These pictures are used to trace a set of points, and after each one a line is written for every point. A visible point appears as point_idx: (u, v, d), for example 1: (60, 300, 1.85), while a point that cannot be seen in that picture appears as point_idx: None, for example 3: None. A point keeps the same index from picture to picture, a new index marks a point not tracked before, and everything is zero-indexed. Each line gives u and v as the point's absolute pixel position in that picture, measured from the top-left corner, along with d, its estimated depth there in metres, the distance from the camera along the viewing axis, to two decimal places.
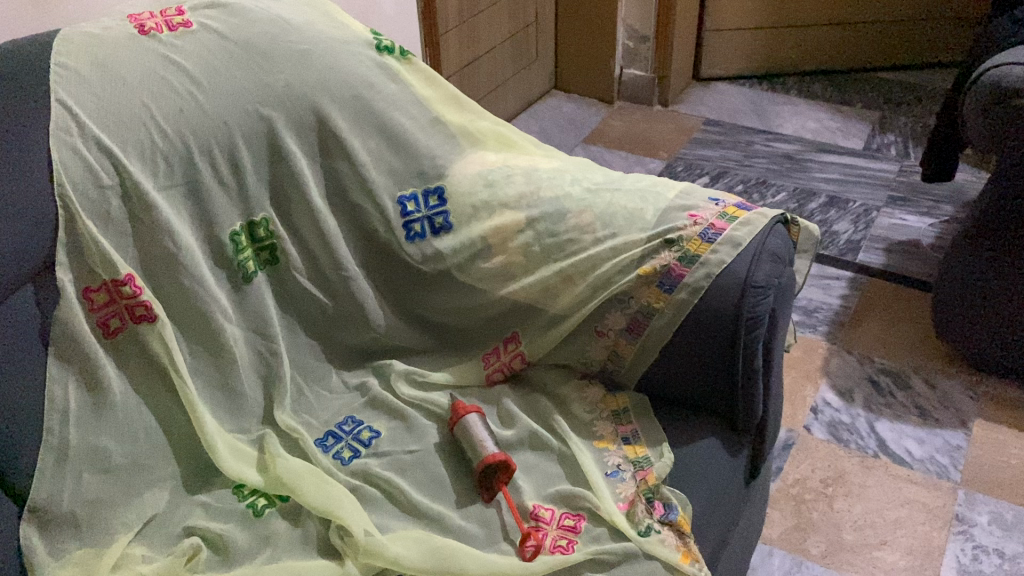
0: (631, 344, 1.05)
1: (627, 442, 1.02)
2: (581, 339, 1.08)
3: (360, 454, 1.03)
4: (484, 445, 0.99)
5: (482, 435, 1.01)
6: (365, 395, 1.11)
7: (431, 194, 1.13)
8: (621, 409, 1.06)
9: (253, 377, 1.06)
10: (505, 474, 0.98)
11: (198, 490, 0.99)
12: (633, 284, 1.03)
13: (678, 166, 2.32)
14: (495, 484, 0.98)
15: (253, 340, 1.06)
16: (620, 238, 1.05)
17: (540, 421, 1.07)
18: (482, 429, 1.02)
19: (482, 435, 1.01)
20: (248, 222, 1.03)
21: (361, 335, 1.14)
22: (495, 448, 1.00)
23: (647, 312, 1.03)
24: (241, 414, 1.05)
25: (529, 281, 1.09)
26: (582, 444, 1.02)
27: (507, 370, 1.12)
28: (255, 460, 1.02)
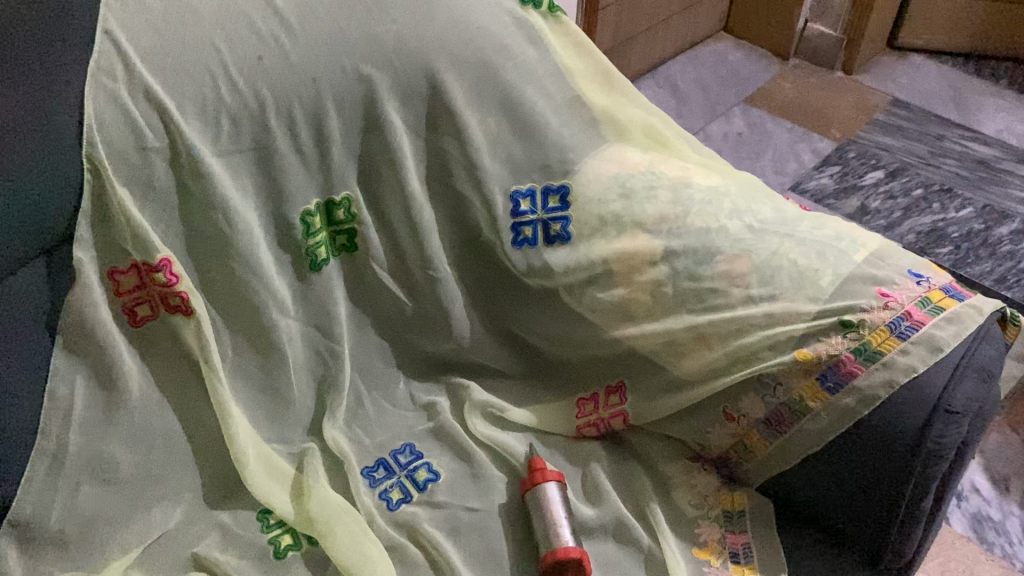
0: (767, 440, 0.83)
1: (734, 561, 0.83)
2: (704, 415, 0.86)
3: (410, 499, 0.87)
4: (559, 530, 0.81)
5: (558, 514, 0.82)
6: (432, 419, 0.93)
7: (552, 192, 0.91)
8: (737, 510, 0.86)
9: (306, 379, 0.90)
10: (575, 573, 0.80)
11: (220, 506, 0.84)
12: (786, 368, 0.81)
13: (849, 152, 2.00)
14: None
15: (313, 337, 0.88)
16: (781, 304, 0.82)
17: (632, 505, 0.87)
18: (560, 505, 0.83)
19: (557, 513, 0.82)
20: (326, 200, 0.84)
21: (440, 344, 0.95)
22: (572, 536, 0.81)
23: (797, 408, 0.81)
24: (285, 421, 0.88)
25: (653, 329, 0.87)
26: (677, 550, 0.83)
27: (602, 428, 0.92)
28: (291, 480, 0.86)
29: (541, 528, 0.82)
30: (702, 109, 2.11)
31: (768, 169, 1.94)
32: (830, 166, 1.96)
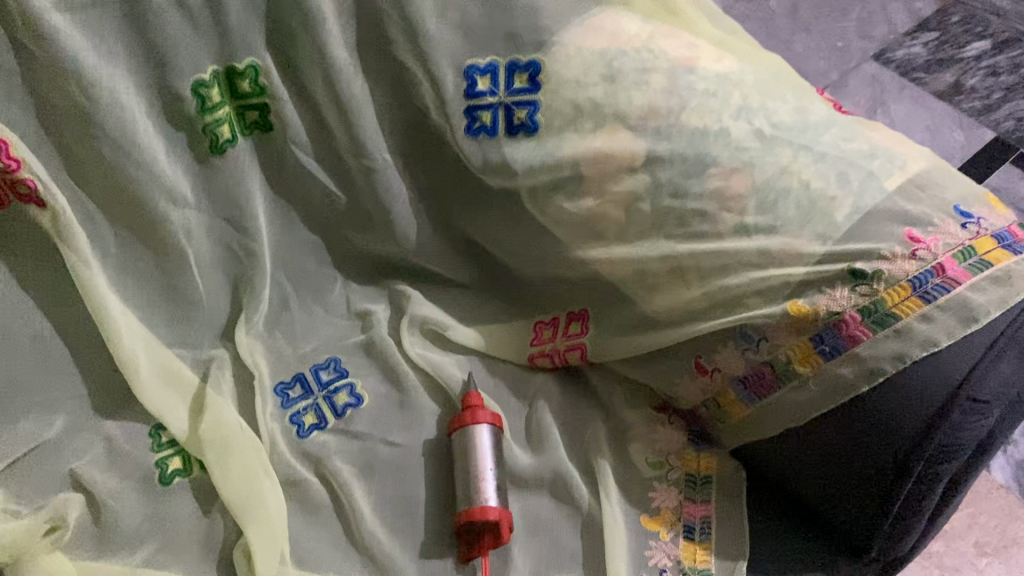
0: (743, 404, 0.68)
1: (688, 537, 0.69)
2: (675, 362, 0.72)
3: (325, 426, 0.75)
4: (483, 482, 0.69)
5: (485, 463, 0.70)
6: (365, 332, 0.81)
7: (519, 68, 0.70)
8: (701, 476, 0.72)
9: (217, 277, 0.77)
10: (493, 536, 0.68)
11: (109, 415, 0.75)
12: (774, 322, 0.64)
13: (953, 15, 1.69)
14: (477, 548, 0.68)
15: (221, 229, 0.75)
16: (780, 240, 0.64)
17: (578, 456, 0.74)
18: (489, 452, 0.71)
19: (485, 461, 0.70)
20: (226, 67, 0.68)
21: (381, 245, 0.81)
22: (497, 492, 0.69)
23: (783, 372, 0.65)
24: (191, 325, 0.77)
25: (623, 254, 0.70)
26: (621, 518, 0.70)
27: (557, 360, 0.79)
28: (191, 391, 0.75)
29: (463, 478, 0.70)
30: None
31: (852, 31, 1.65)
32: (927, 31, 1.66)
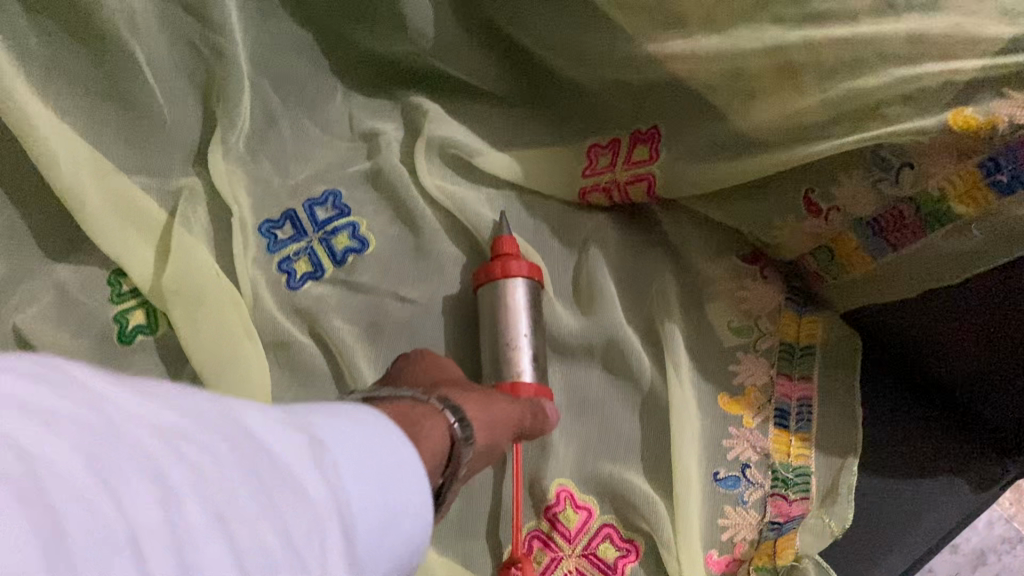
0: (872, 255, 0.51)
1: (779, 424, 0.53)
2: (776, 199, 0.53)
3: (321, 275, 0.60)
4: (518, 352, 0.54)
5: (520, 328, 0.54)
6: (372, 157, 0.64)
7: None
8: (802, 345, 0.56)
9: (181, 85, 0.60)
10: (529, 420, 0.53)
11: (65, 257, 0.61)
12: (927, 142, 0.45)
13: None
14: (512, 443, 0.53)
15: (178, 20, 0.58)
16: (945, 20, 0.43)
17: (639, 318, 0.58)
18: (525, 313, 0.55)
19: (520, 325, 0.54)
20: None
21: (389, 44, 0.62)
22: (535, 364, 0.54)
23: (935, 213, 0.47)
24: (153, 145, 0.61)
25: (710, 46, 0.50)
26: (693, 397, 0.54)
27: (615, 196, 0.61)
28: (157, 229, 0.60)
29: (493, 345, 0.54)
30: None
31: None
32: None
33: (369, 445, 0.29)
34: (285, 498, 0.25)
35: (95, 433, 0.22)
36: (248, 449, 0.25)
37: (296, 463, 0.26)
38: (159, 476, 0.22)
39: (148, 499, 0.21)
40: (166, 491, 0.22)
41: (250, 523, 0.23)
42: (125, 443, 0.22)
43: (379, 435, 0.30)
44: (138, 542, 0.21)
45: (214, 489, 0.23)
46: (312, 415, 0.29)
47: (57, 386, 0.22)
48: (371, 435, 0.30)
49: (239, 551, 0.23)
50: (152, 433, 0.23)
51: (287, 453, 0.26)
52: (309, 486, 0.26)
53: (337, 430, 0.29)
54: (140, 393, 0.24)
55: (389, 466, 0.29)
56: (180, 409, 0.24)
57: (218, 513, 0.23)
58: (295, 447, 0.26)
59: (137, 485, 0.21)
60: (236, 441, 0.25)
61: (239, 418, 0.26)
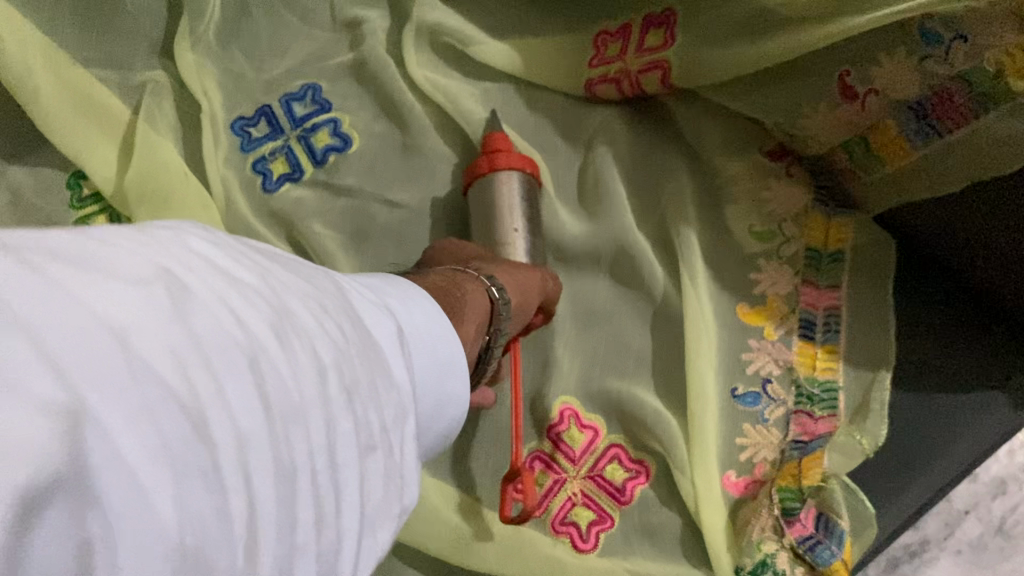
0: (917, 145, 0.45)
1: (805, 337, 0.49)
2: (803, 85, 0.48)
3: (300, 176, 0.55)
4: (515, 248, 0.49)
5: (510, 223, 0.49)
6: (355, 48, 0.58)
7: None
8: (830, 251, 0.51)
9: None
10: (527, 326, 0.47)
11: (19, 159, 0.55)
12: (982, 9, 0.39)
13: None
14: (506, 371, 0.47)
15: None
16: None
17: (651, 222, 0.53)
18: (517, 208, 0.50)
19: (510, 221, 0.49)
20: None
21: None
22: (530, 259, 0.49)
23: (990, 91, 0.41)
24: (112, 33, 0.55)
25: None
26: (709, 306, 0.49)
27: (625, 88, 0.55)
28: (119, 126, 0.54)
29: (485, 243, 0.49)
30: None
31: None
32: None
33: (426, 333, 0.28)
34: (386, 380, 0.24)
35: (264, 293, 0.20)
36: (363, 327, 0.24)
37: (392, 352, 0.25)
38: (316, 351, 0.21)
39: (315, 367, 0.20)
40: (324, 358, 0.21)
41: (375, 397, 0.23)
42: (291, 307, 0.21)
43: (440, 329, 0.29)
44: (309, 408, 0.20)
45: (351, 366, 0.22)
46: (390, 300, 0.28)
47: (217, 244, 0.21)
48: (436, 332, 0.29)
49: (369, 428, 0.22)
50: (306, 301, 0.22)
51: (380, 335, 0.25)
52: (398, 374, 0.25)
53: (407, 315, 0.28)
54: (277, 263, 0.23)
55: (440, 364, 0.29)
56: (306, 279, 0.23)
57: (355, 391, 0.21)
58: (389, 333, 0.26)
59: (310, 349, 0.20)
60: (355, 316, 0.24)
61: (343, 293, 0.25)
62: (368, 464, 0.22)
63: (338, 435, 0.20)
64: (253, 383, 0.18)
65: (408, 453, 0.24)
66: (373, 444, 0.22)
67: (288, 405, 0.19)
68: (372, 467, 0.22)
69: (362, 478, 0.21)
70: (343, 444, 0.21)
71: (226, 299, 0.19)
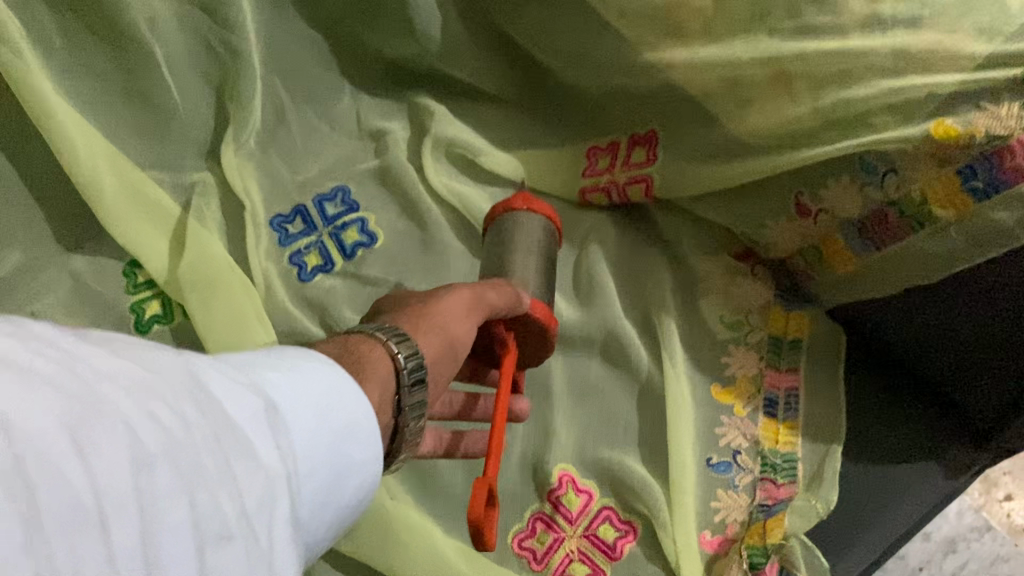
0: (858, 254, 0.54)
1: (769, 414, 0.57)
2: (766, 201, 0.57)
3: (331, 268, 0.62)
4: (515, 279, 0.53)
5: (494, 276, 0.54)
6: (380, 155, 0.67)
7: None
8: (789, 339, 0.59)
9: (196, 81, 0.62)
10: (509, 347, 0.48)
11: (79, 248, 0.62)
12: (911, 148, 0.49)
13: None
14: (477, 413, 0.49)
15: (195, 19, 0.59)
16: (925, 36, 0.47)
17: (638, 311, 0.61)
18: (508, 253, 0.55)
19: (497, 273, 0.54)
20: None
21: (397, 44, 0.65)
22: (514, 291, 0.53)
23: (916, 215, 0.50)
24: (168, 139, 0.63)
25: (708, 56, 0.54)
26: (688, 387, 0.57)
27: (614, 197, 0.64)
28: (171, 222, 0.62)
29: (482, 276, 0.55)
30: None
31: None
32: None
33: (311, 401, 0.29)
34: (242, 459, 0.24)
35: (78, 388, 0.21)
36: (216, 408, 0.25)
37: (255, 429, 0.26)
38: (134, 442, 0.21)
39: (126, 462, 0.21)
40: (143, 448, 0.21)
41: (227, 480, 0.23)
42: (111, 403, 0.22)
43: (325, 401, 0.30)
44: (111, 504, 0.20)
45: (183, 453, 0.22)
46: (266, 372, 0.29)
47: (37, 345, 0.22)
48: (320, 398, 0.30)
49: (210, 516, 0.22)
50: (133, 391, 0.23)
51: (241, 414, 0.26)
52: (262, 449, 0.25)
53: (287, 391, 0.29)
54: (113, 353, 0.24)
55: (329, 434, 0.29)
56: (145, 367, 0.24)
57: (189, 479, 0.22)
58: (255, 410, 0.26)
59: (124, 443, 0.21)
60: (209, 400, 0.25)
61: (201, 376, 0.26)
62: (217, 552, 0.22)
63: (161, 527, 0.21)
64: (26, 495, 0.19)
65: (281, 535, 0.24)
66: (228, 534, 0.22)
67: (76, 508, 0.19)
68: (226, 554, 0.22)
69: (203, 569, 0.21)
70: (170, 535, 0.21)
71: (14, 402, 0.20)
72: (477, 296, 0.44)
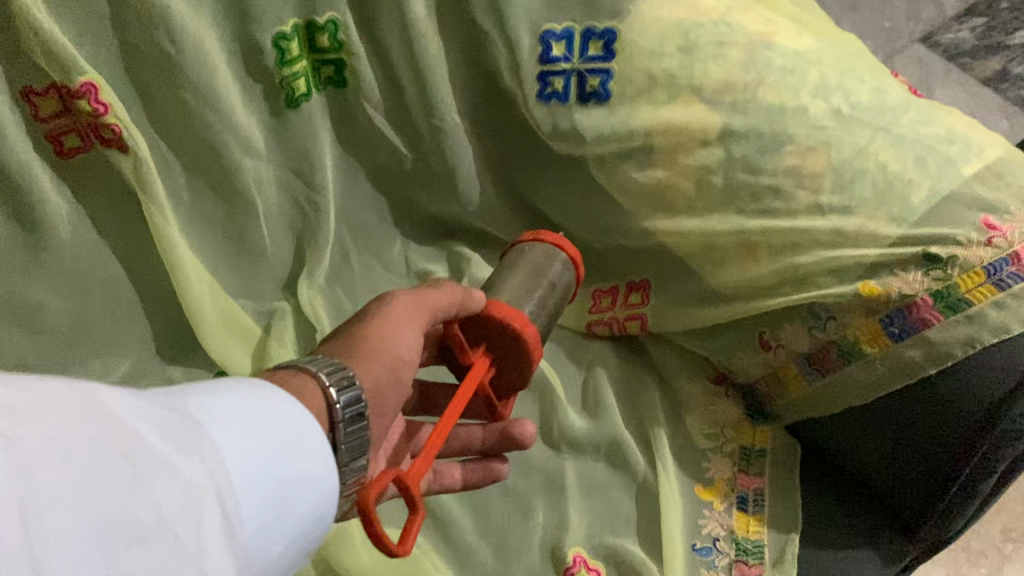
0: (807, 379, 0.69)
1: (741, 509, 0.71)
2: (736, 338, 0.73)
3: None
4: (506, 290, 0.65)
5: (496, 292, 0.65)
6: None
7: (594, 36, 0.70)
8: (756, 449, 0.74)
9: (282, 229, 0.78)
10: (480, 357, 0.60)
11: (175, 361, 0.76)
12: (845, 302, 0.65)
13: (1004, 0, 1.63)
14: (471, 442, 0.65)
15: (290, 182, 0.75)
16: (853, 221, 0.64)
17: (634, 423, 0.75)
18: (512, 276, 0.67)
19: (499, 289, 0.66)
20: (306, 22, 0.68)
21: (443, 204, 0.82)
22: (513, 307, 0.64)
23: (850, 350, 0.66)
24: (255, 275, 0.78)
25: (692, 226, 0.71)
26: (676, 486, 0.71)
27: (616, 329, 0.80)
28: (254, 341, 0.76)
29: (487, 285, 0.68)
30: None
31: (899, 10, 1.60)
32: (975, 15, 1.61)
33: (234, 426, 0.38)
34: (148, 471, 0.32)
35: None
36: (115, 431, 0.32)
37: (166, 446, 0.33)
38: (29, 467, 0.28)
39: (13, 479, 0.28)
40: (36, 468, 0.29)
41: (132, 491, 0.31)
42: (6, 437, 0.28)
43: (251, 426, 0.39)
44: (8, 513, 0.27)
45: (79, 471, 0.30)
46: (186, 403, 0.37)
47: None
48: (236, 421, 0.38)
49: (108, 522, 0.29)
50: (29, 423, 0.29)
51: (158, 439, 0.33)
52: (172, 462, 0.33)
53: (212, 418, 0.37)
54: (23, 388, 0.30)
55: (256, 449, 0.38)
56: (48, 400, 0.31)
57: (79, 489, 0.29)
58: (166, 432, 0.34)
59: (6, 470, 0.28)
60: (115, 427, 0.32)
61: (108, 406, 0.32)
62: (121, 545, 0.30)
63: (48, 532, 0.28)
64: None
65: (194, 530, 0.32)
66: (135, 533, 0.30)
67: None
68: (125, 551, 0.30)
69: (107, 561, 0.29)
70: (60, 543, 0.28)
71: None
72: (415, 305, 0.56)
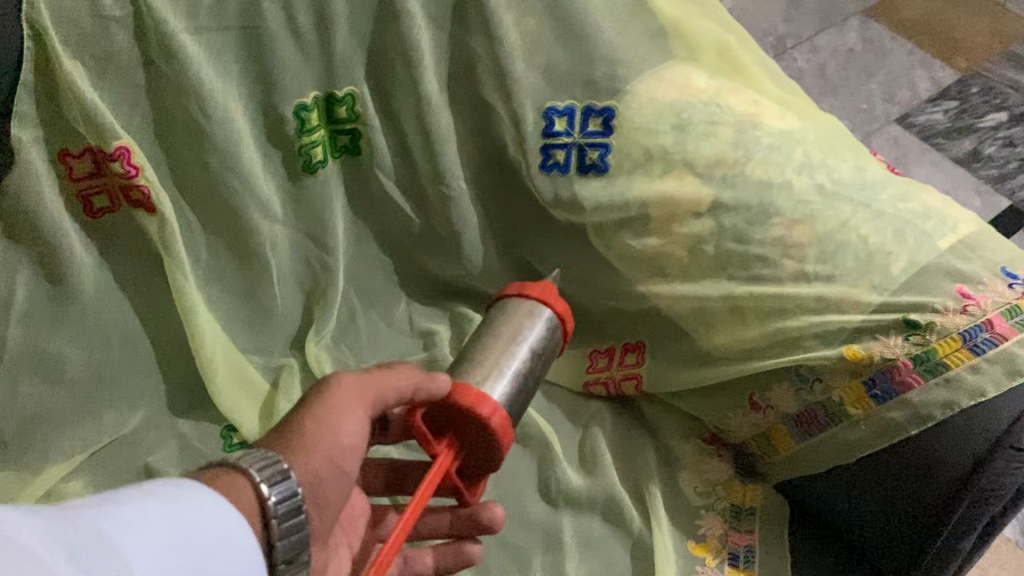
0: (794, 439, 0.73)
1: (733, 565, 0.73)
2: (727, 399, 0.76)
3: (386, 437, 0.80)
4: (483, 363, 0.66)
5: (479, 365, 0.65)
6: (428, 349, 0.85)
7: (594, 113, 0.76)
8: (746, 507, 0.76)
9: (293, 288, 0.81)
10: (443, 447, 0.61)
11: (184, 415, 0.78)
12: (830, 365, 0.69)
13: (972, 86, 1.73)
14: (439, 528, 0.69)
15: (302, 244, 0.79)
16: (837, 288, 0.69)
17: (629, 481, 0.78)
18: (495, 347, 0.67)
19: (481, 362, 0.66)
20: (326, 94, 0.73)
21: (447, 267, 0.85)
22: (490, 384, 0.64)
23: (835, 411, 0.69)
24: (266, 332, 0.81)
25: (685, 290, 0.75)
26: (670, 542, 0.74)
27: (611, 389, 0.83)
28: (262, 396, 0.79)
29: (470, 348, 0.68)
30: (815, 14, 1.84)
31: (876, 94, 1.69)
32: (948, 99, 1.70)
33: (140, 533, 0.41)
34: None
35: None
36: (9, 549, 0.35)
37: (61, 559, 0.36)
38: None
39: None
40: None
41: None
42: None
43: (159, 533, 0.41)
44: None
45: None
46: (89, 517, 0.40)
47: None
48: (142, 529, 0.41)
49: None
50: None
51: (53, 553, 0.36)
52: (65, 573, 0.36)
53: (119, 525, 0.40)
54: None
55: (159, 554, 0.40)
56: None
57: None
58: (62, 546, 0.37)
59: None
60: (10, 546, 0.35)
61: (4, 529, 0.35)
62: None
63: None
64: None
65: None
66: None
67: None
68: None
69: None
70: None
71: None
72: (360, 393, 0.59)
